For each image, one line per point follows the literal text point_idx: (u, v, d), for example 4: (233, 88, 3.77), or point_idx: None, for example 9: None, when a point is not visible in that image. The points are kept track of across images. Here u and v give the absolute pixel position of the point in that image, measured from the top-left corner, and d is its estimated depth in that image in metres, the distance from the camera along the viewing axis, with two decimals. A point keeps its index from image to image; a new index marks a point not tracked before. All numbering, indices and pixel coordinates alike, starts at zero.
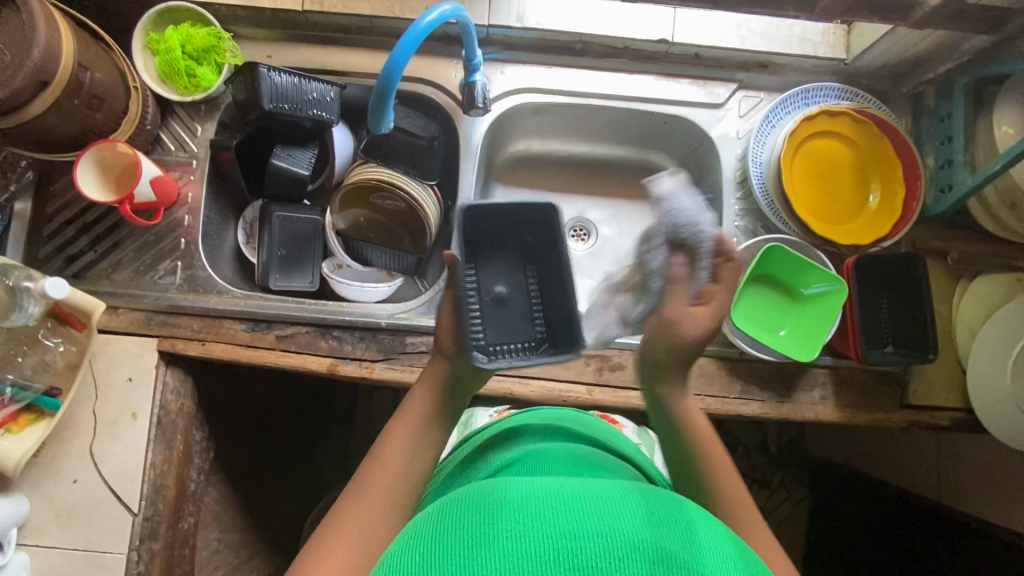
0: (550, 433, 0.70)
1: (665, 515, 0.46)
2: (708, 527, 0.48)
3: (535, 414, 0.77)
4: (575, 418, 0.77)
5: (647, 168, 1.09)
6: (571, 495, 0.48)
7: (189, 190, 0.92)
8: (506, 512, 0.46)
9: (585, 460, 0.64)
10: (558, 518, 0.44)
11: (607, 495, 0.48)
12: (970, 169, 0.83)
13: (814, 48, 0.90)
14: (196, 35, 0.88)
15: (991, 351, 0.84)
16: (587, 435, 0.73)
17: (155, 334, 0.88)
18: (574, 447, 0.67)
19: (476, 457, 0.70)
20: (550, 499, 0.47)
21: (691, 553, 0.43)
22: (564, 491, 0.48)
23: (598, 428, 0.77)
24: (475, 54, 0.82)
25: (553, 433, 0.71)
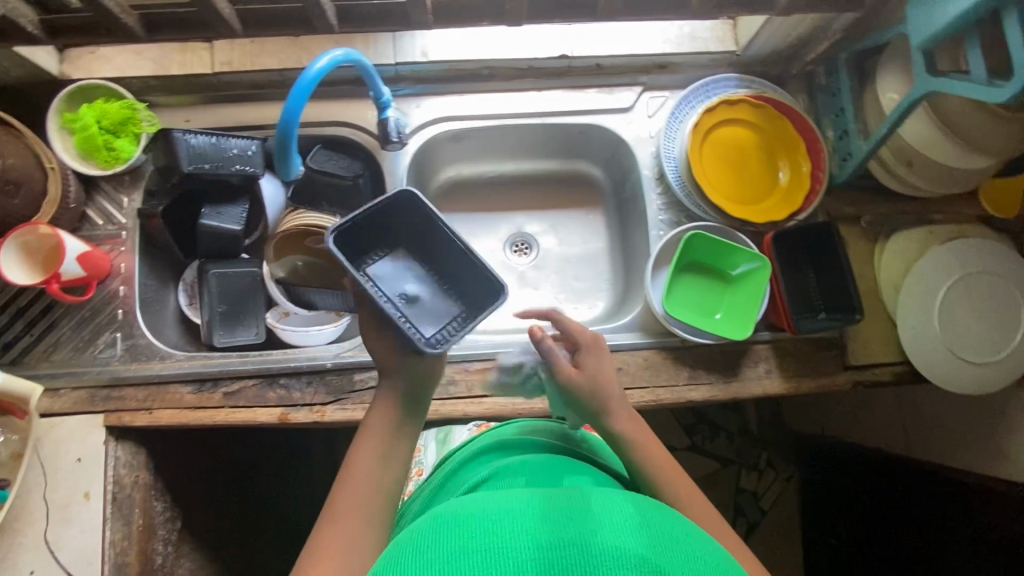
0: (527, 446, 0.72)
1: (573, 503, 0.50)
2: (687, 535, 0.50)
3: (509, 430, 0.79)
4: (553, 430, 0.78)
5: (576, 176, 1.13)
6: (482, 509, 0.51)
7: (122, 261, 0.92)
8: (487, 525, 0.48)
9: (562, 471, 0.65)
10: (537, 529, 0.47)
11: (519, 500, 0.52)
12: (863, 136, 0.88)
13: (706, 44, 0.95)
14: (109, 109, 0.89)
15: (917, 303, 0.89)
16: (560, 447, 0.73)
17: (101, 410, 0.87)
18: (546, 454, 0.70)
19: (456, 471, 0.72)
20: (532, 513, 0.49)
21: (636, 541, 0.46)
22: (545, 504, 0.51)
23: (571, 439, 0.78)
24: (382, 93, 0.84)
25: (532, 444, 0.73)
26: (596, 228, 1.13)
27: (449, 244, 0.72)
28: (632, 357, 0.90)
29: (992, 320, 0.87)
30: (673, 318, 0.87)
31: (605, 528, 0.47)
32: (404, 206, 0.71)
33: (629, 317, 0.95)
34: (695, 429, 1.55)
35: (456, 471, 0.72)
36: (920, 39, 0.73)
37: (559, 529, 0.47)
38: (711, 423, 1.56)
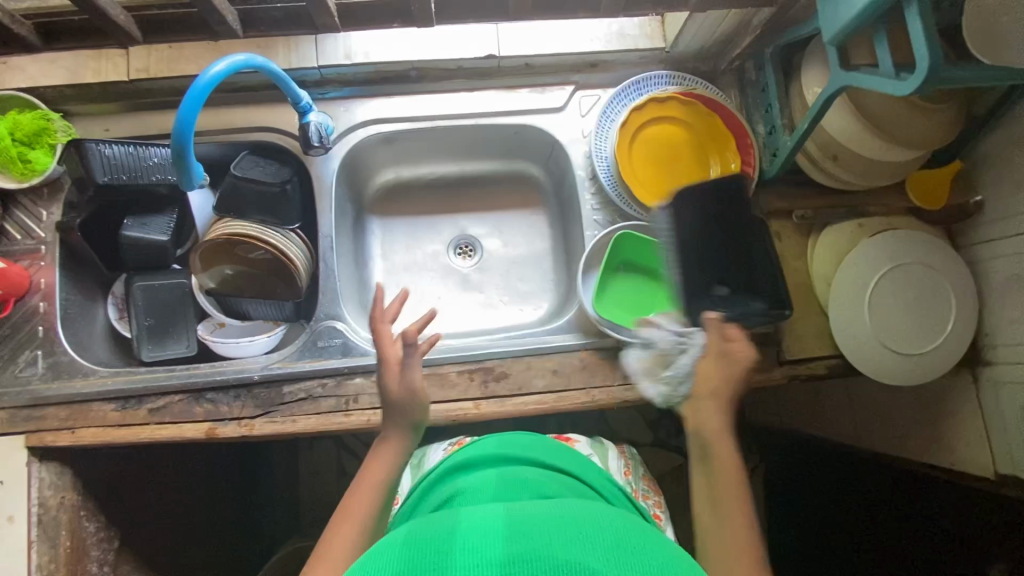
0: (490, 461, 0.71)
1: (510, 519, 0.50)
2: (645, 543, 0.50)
3: (480, 444, 0.77)
4: (523, 440, 0.75)
5: (517, 177, 1.12)
6: (422, 531, 0.50)
7: (42, 277, 0.90)
8: (433, 543, 0.48)
9: (522, 484, 0.64)
10: (486, 547, 0.46)
11: (432, 525, 0.51)
12: (789, 130, 0.87)
13: (634, 43, 0.94)
14: (22, 121, 0.87)
15: (848, 297, 0.89)
16: (523, 457, 0.71)
17: (22, 431, 0.85)
18: (507, 468, 0.68)
19: (430, 489, 0.72)
20: (481, 530, 0.49)
21: (587, 555, 0.46)
22: (494, 520, 0.50)
23: (536, 445, 0.75)
24: (300, 97, 0.83)
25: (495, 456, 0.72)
26: (539, 228, 1.12)
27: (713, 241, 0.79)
28: (567, 359, 0.89)
29: (925, 310, 0.88)
30: (606, 319, 0.86)
31: (557, 541, 0.47)
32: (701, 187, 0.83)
33: (565, 318, 0.94)
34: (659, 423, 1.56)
35: (428, 492, 0.72)
36: (830, 33, 0.72)
37: (474, 545, 0.47)
38: (674, 418, 1.57)
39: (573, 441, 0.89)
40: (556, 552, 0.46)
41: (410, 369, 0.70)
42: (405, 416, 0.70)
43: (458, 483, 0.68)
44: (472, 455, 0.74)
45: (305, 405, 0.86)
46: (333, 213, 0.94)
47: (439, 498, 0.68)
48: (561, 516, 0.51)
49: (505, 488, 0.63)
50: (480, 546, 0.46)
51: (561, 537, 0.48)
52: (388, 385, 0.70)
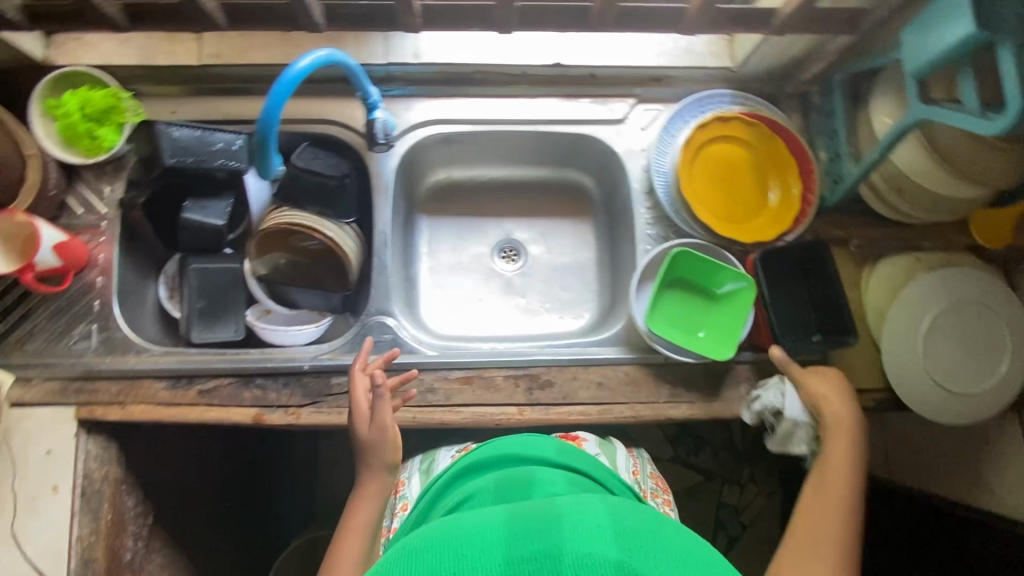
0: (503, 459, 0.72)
1: (537, 513, 0.52)
2: (666, 533, 0.51)
3: (492, 445, 0.77)
4: (529, 441, 0.75)
5: (566, 185, 1.11)
6: (450, 529, 0.52)
7: (100, 252, 0.91)
8: (462, 540, 0.49)
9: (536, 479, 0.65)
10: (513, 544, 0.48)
11: (456, 524, 0.52)
12: (855, 159, 0.87)
13: (701, 59, 0.94)
14: (93, 97, 0.87)
15: (902, 331, 0.88)
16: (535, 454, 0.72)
17: (73, 403, 0.86)
18: (523, 466, 0.69)
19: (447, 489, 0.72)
20: (506, 526, 0.50)
21: (611, 547, 0.48)
22: (519, 514, 0.52)
23: (544, 445, 0.74)
24: (370, 93, 0.83)
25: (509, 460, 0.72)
26: (585, 237, 1.12)
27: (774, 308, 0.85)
28: (613, 372, 0.89)
29: (977, 349, 0.87)
30: (656, 335, 0.86)
31: (581, 533, 0.49)
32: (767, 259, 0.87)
33: (613, 331, 0.94)
34: (678, 440, 1.55)
35: (445, 495, 0.72)
36: (914, 66, 0.71)
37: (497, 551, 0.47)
38: (695, 436, 1.56)
39: (582, 442, 0.87)
40: (583, 544, 0.47)
41: (381, 411, 0.78)
42: (379, 456, 0.78)
43: (477, 486, 0.68)
44: (484, 457, 0.74)
45: None
46: (390, 208, 0.95)
47: (461, 499, 0.67)
48: (582, 509, 0.52)
49: (519, 484, 0.65)
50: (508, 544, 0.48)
51: (582, 532, 0.48)
52: (362, 429, 0.79)
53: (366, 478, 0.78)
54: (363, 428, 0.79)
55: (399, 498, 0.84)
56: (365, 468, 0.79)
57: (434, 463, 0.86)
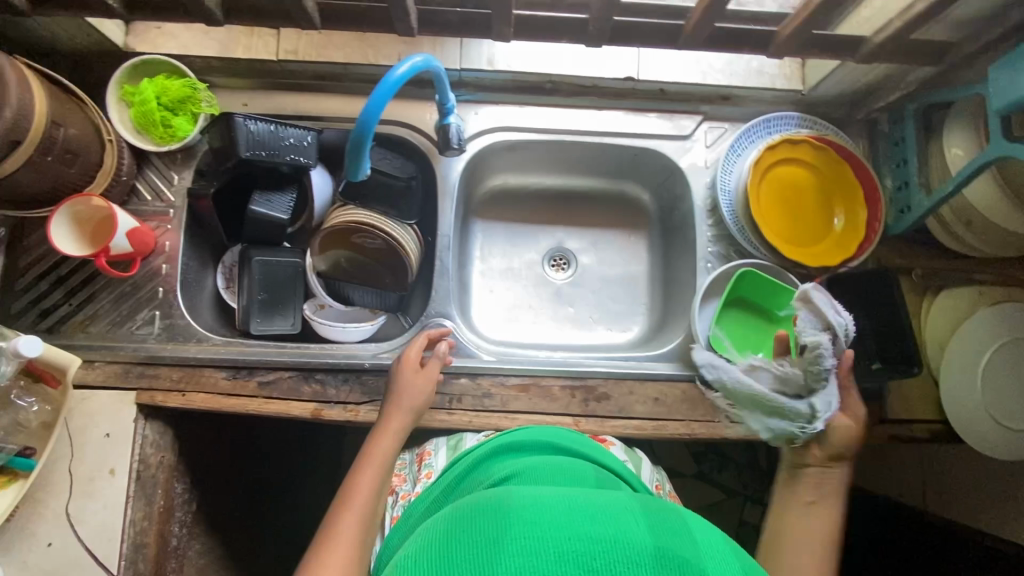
0: (537, 448, 0.72)
1: (595, 504, 0.51)
2: (718, 541, 0.52)
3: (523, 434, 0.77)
4: (570, 437, 0.75)
5: (620, 197, 1.12)
6: (506, 504, 0.52)
7: (166, 239, 0.92)
8: (522, 516, 0.49)
9: (572, 471, 0.65)
10: (575, 528, 0.48)
11: (526, 498, 0.52)
12: (926, 191, 0.86)
13: (772, 80, 0.94)
14: (171, 87, 0.88)
15: (961, 364, 0.88)
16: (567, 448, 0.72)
17: (133, 387, 0.87)
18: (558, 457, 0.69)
19: (476, 466, 0.71)
20: (565, 509, 0.50)
21: (670, 542, 0.48)
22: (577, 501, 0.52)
23: (579, 442, 0.75)
24: (448, 98, 0.84)
25: (544, 446, 0.72)
26: (637, 250, 1.12)
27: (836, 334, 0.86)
28: (670, 388, 0.90)
29: None
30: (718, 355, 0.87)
31: (642, 528, 0.49)
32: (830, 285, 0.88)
33: (668, 347, 0.95)
34: (704, 457, 1.55)
35: (476, 470, 0.70)
36: (1002, 102, 0.70)
37: (570, 532, 0.47)
38: (720, 454, 1.55)
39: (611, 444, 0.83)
40: (644, 538, 0.47)
41: (430, 368, 0.83)
42: (414, 404, 0.80)
43: (515, 464, 0.66)
44: (521, 440, 0.73)
45: None
46: (453, 212, 0.96)
47: (497, 474, 0.66)
48: (643, 511, 0.52)
49: (557, 471, 0.64)
50: (569, 526, 0.48)
51: (655, 535, 0.48)
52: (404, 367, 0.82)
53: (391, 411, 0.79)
54: (411, 378, 0.81)
55: (423, 465, 0.81)
56: (392, 410, 0.79)
57: (461, 441, 0.83)
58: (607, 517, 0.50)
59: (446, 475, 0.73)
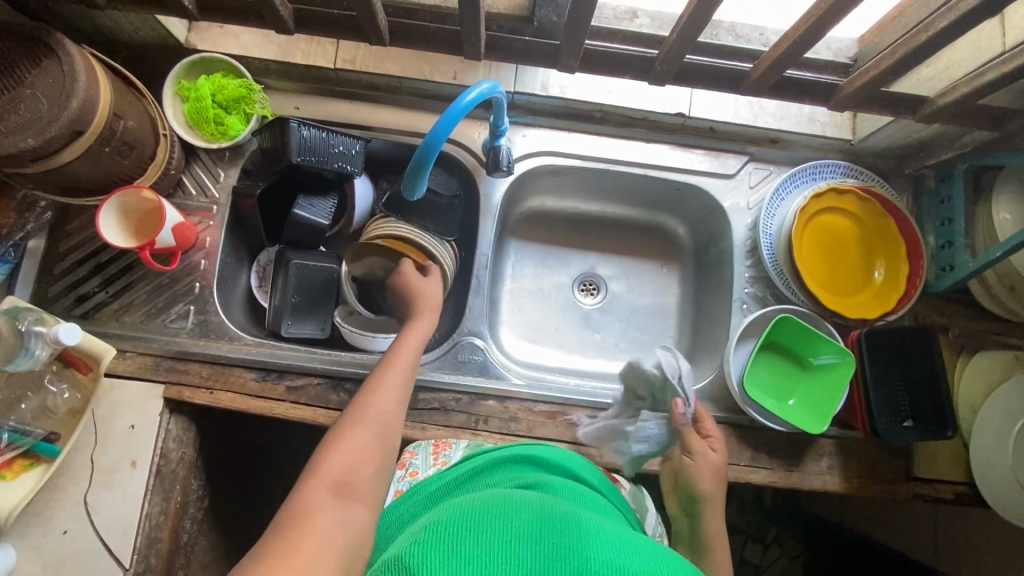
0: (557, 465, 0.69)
1: (620, 538, 0.50)
2: None
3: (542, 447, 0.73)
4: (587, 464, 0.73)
5: (657, 229, 1.12)
6: (533, 511, 0.51)
7: (207, 235, 0.92)
8: (551, 528, 0.48)
9: (593, 501, 0.63)
10: (599, 553, 0.46)
11: (555, 511, 0.51)
12: (971, 252, 0.86)
13: (822, 128, 0.95)
14: (227, 86, 0.89)
15: (994, 428, 0.86)
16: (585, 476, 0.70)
17: (162, 380, 0.86)
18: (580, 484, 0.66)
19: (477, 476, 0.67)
20: (591, 534, 0.49)
21: None
22: (603, 532, 0.50)
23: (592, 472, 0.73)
24: (502, 121, 0.84)
25: (559, 466, 0.69)
26: (669, 283, 1.11)
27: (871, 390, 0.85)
28: None
29: None
30: (752, 401, 0.85)
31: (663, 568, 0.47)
32: (869, 339, 0.86)
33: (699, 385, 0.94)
34: None
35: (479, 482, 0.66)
36: None
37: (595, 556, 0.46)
38: None
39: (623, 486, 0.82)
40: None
41: (434, 278, 0.90)
42: (430, 303, 0.86)
43: (530, 477, 0.64)
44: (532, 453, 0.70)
45: (436, 416, 0.86)
46: (493, 231, 0.96)
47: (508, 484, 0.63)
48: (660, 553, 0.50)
49: (578, 495, 0.62)
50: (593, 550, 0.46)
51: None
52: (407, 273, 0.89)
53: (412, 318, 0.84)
54: (423, 281, 0.88)
55: (440, 454, 0.79)
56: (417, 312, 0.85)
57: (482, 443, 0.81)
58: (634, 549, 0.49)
59: (459, 467, 0.69)
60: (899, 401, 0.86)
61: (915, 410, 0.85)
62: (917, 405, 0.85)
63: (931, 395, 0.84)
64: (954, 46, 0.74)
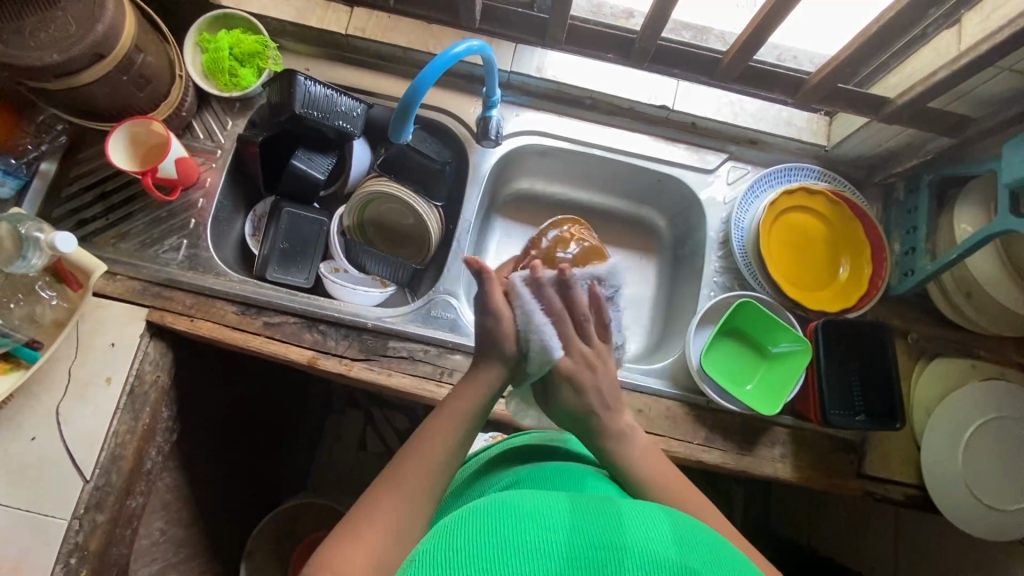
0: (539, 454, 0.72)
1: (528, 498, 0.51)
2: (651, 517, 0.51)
3: (524, 437, 0.78)
4: (577, 446, 0.77)
5: (638, 221, 1.16)
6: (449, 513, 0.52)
7: (208, 176, 0.97)
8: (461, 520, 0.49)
9: (571, 474, 0.65)
10: (505, 520, 0.48)
11: (467, 506, 0.52)
12: (930, 257, 0.89)
13: (798, 132, 1.00)
14: (244, 41, 0.96)
15: (944, 432, 0.88)
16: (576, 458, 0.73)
17: (147, 304, 0.90)
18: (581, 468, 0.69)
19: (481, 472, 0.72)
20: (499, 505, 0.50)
21: (594, 528, 0.47)
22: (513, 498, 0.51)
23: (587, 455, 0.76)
24: (494, 93, 0.90)
25: (561, 455, 0.72)
26: (646, 273, 1.15)
27: (825, 380, 0.86)
28: (656, 403, 0.91)
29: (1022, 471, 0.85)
30: (708, 376, 0.88)
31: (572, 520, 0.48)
32: (827, 330, 0.88)
33: (660, 364, 0.96)
34: None
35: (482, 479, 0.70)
36: (1012, 177, 0.74)
37: (492, 535, 0.46)
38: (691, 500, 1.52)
39: None
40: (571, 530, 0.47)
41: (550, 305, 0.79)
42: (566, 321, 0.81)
43: (522, 468, 0.67)
44: (528, 449, 0.73)
45: (404, 364, 0.90)
46: (479, 199, 1.01)
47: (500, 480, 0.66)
48: (578, 504, 0.51)
49: (547, 476, 0.64)
50: (495, 519, 0.48)
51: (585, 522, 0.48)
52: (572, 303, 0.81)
53: (464, 384, 0.71)
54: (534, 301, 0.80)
55: None
56: (465, 387, 0.70)
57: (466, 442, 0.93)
58: (539, 511, 0.49)
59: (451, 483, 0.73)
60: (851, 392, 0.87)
61: (865, 404, 0.87)
62: (870, 399, 0.87)
63: (884, 389, 0.86)
64: (917, 56, 0.80)
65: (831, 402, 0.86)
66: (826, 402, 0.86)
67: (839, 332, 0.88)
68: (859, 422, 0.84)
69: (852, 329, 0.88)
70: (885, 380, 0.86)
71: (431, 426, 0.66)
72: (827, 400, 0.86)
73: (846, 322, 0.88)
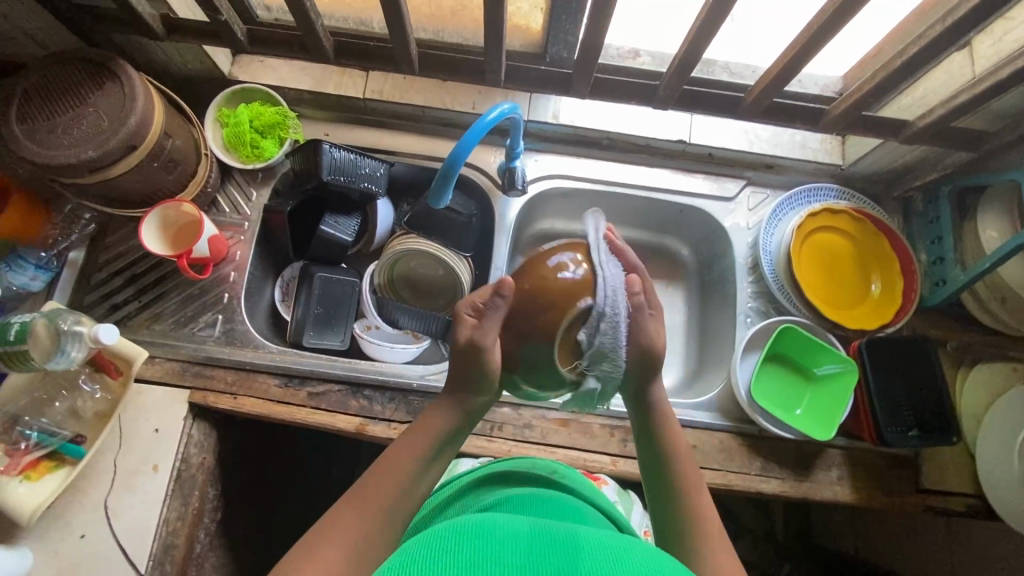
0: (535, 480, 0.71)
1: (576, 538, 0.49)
2: None
3: (513, 463, 0.77)
4: (575, 475, 0.76)
5: (661, 250, 1.16)
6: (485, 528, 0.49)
7: (238, 250, 0.97)
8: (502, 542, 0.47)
9: (566, 506, 0.63)
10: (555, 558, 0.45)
11: (507, 529, 0.50)
12: (961, 266, 0.90)
13: (814, 154, 1.02)
14: (265, 113, 0.96)
15: (997, 438, 0.88)
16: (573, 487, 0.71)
17: (189, 385, 0.89)
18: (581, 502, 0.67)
19: (465, 491, 0.72)
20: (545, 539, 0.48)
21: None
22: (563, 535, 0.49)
23: (579, 481, 0.75)
24: (518, 144, 0.92)
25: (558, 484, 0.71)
26: (675, 301, 1.15)
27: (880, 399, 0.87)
28: (708, 437, 0.90)
29: None
30: (759, 406, 0.88)
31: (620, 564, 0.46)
32: (872, 348, 0.89)
33: (708, 396, 0.95)
34: None
35: (466, 496, 0.70)
36: None
37: (464, 550, 0.46)
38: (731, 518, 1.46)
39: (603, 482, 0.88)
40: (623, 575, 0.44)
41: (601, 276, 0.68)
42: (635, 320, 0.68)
43: (507, 491, 0.67)
44: (519, 470, 0.74)
45: None
46: (507, 247, 1.02)
47: (484, 499, 0.66)
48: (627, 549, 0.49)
49: (553, 507, 0.62)
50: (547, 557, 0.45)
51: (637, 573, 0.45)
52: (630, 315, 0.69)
53: (433, 409, 0.67)
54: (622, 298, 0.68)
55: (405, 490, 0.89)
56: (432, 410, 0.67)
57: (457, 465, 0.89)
58: (522, 540, 0.48)
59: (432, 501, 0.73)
60: (902, 407, 0.87)
61: (917, 420, 0.87)
62: (915, 412, 0.87)
63: (931, 404, 0.87)
64: (930, 78, 0.83)
65: (888, 419, 0.86)
66: (882, 420, 0.85)
67: (882, 349, 0.89)
68: (913, 438, 0.85)
69: (899, 345, 0.89)
70: (936, 396, 0.87)
71: (396, 449, 0.63)
72: (881, 419, 0.86)
73: (889, 340, 0.90)
